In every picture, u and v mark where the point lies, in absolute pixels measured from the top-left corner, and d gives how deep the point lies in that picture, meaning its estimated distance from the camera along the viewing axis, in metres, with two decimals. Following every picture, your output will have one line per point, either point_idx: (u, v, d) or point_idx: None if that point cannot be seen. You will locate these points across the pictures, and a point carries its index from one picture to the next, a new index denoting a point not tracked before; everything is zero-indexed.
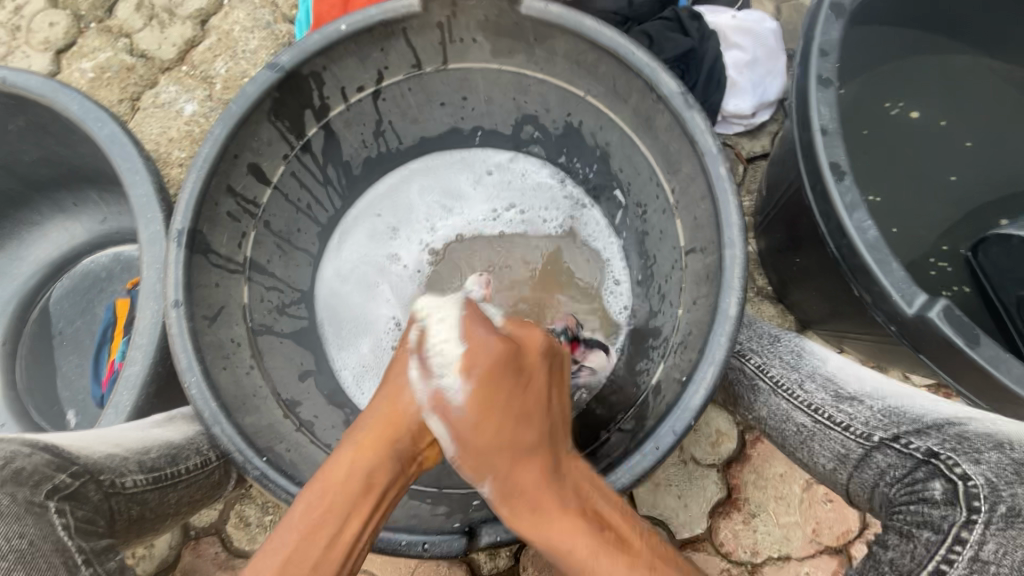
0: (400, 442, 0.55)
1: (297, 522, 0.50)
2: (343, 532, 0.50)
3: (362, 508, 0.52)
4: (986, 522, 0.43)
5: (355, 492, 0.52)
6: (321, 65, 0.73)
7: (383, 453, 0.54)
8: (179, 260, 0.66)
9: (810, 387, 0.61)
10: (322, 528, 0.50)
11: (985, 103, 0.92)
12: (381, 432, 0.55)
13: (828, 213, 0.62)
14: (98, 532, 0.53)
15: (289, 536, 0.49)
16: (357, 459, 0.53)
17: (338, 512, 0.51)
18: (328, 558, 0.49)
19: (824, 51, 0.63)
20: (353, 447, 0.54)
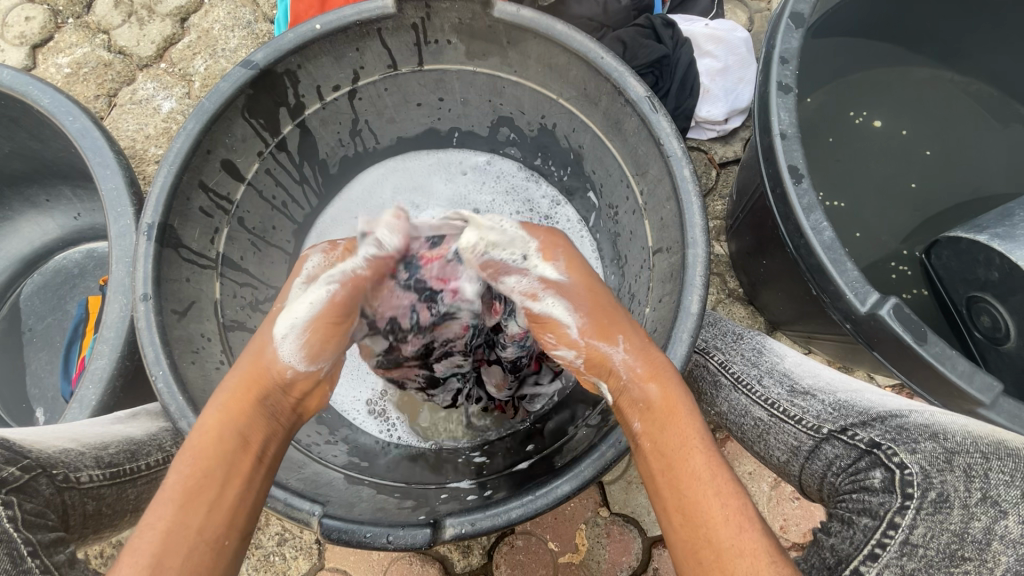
0: (273, 391, 0.53)
1: (171, 495, 0.46)
2: (223, 496, 0.47)
3: (242, 469, 0.48)
4: (917, 507, 0.45)
5: (230, 451, 0.49)
6: (296, 63, 0.73)
7: (257, 404, 0.51)
8: (148, 254, 0.66)
9: (766, 382, 0.63)
10: (202, 491, 0.46)
11: (944, 114, 0.96)
12: (246, 384, 0.52)
13: (787, 215, 0.64)
14: (48, 526, 0.51)
15: (165, 510, 0.45)
16: (225, 419, 0.50)
17: (217, 472, 0.47)
18: (211, 525, 0.45)
19: (784, 59, 0.66)
20: (220, 405, 0.51)
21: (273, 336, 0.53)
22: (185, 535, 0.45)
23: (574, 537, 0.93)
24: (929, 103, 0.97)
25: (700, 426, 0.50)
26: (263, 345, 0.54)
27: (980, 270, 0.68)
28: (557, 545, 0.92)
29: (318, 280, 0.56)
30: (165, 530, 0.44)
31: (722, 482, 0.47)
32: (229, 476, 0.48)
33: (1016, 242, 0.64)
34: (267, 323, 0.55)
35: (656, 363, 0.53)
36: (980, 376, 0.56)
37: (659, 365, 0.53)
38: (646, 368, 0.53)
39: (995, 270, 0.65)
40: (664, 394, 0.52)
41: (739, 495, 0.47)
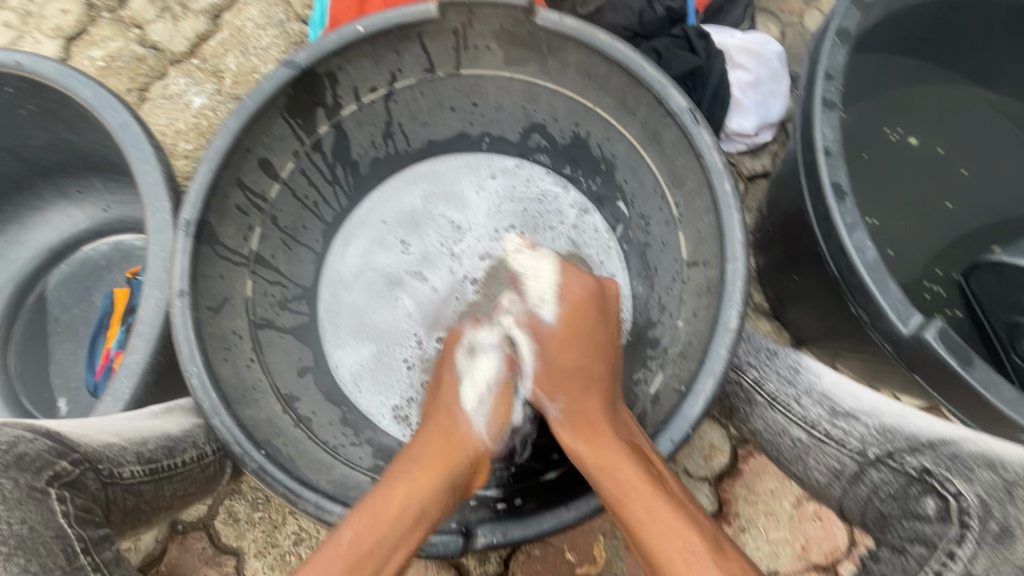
0: (456, 472, 0.57)
1: (342, 550, 0.49)
2: (390, 559, 0.50)
3: (416, 538, 0.51)
4: (976, 538, 0.44)
5: (406, 525, 0.51)
6: (337, 64, 0.74)
7: (441, 487, 0.55)
8: (186, 250, 0.66)
9: (805, 402, 0.61)
10: (372, 555, 0.49)
11: (979, 133, 0.95)
12: (437, 456, 0.57)
13: (829, 232, 0.63)
14: (96, 522, 0.53)
15: (335, 565, 0.47)
16: (412, 491, 0.53)
17: (390, 542, 0.50)
18: None
19: (830, 75, 0.65)
20: (410, 474, 0.55)
21: (464, 410, 0.62)
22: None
23: (592, 548, 0.92)
24: (965, 122, 0.96)
25: (623, 453, 0.55)
26: (453, 415, 0.61)
27: None
28: (574, 556, 0.92)
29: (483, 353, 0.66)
30: None
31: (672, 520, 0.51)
32: (402, 541, 0.51)
33: None
34: (452, 398, 0.63)
35: (585, 414, 0.59)
36: None
37: (589, 416, 0.59)
38: (575, 425, 0.59)
39: None
40: (584, 420, 0.59)
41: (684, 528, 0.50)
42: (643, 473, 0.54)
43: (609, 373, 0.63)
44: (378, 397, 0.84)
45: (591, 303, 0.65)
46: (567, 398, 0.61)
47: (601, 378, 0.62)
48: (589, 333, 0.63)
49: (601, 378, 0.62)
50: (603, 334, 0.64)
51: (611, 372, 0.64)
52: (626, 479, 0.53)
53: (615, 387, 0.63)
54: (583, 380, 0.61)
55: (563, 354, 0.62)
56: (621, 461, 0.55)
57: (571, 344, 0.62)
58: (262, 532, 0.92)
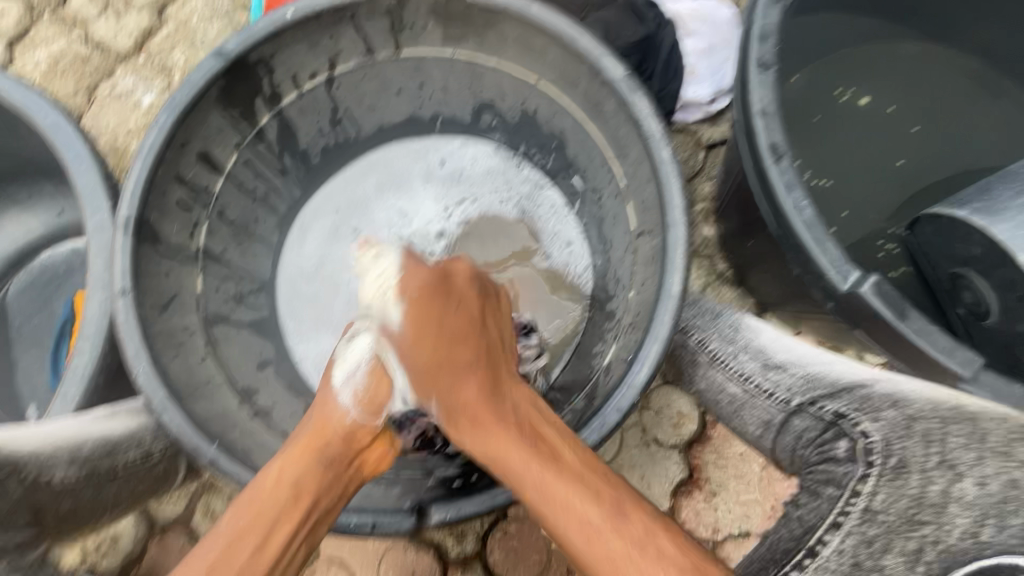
0: (330, 451, 0.56)
1: (228, 526, 0.50)
2: (274, 537, 0.50)
3: (294, 518, 0.51)
4: (878, 474, 0.46)
5: (283, 500, 0.51)
6: (269, 51, 0.72)
7: (319, 462, 0.55)
8: (126, 249, 0.65)
9: (742, 359, 0.65)
10: (248, 532, 0.49)
11: (932, 88, 0.95)
12: (305, 440, 0.56)
13: (768, 194, 0.63)
14: (13, 525, 0.55)
15: (213, 546, 0.48)
16: (287, 465, 0.54)
17: (266, 518, 0.50)
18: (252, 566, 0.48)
19: (764, 35, 0.64)
20: (286, 452, 0.55)
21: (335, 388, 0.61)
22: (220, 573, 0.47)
23: None
24: (916, 80, 0.95)
25: (514, 448, 0.52)
26: (326, 398, 0.60)
27: (961, 246, 0.67)
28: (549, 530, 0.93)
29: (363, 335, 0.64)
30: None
31: (559, 493, 0.49)
32: (283, 517, 0.50)
33: (996, 216, 0.63)
34: (326, 386, 0.62)
35: (457, 404, 0.55)
36: (962, 351, 0.56)
37: (461, 406, 0.55)
38: (452, 413, 0.56)
39: (976, 245, 0.64)
40: (470, 433, 0.54)
41: (580, 494, 0.49)
42: (524, 454, 0.51)
43: (481, 353, 0.57)
44: None
45: (433, 292, 0.60)
46: (466, 420, 0.55)
47: (474, 360, 0.57)
48: (446, 319, 0.59)
49: (468, 359, 0.57)
50: (470, 307, 0.60)
51: (484, 343, 0.59)
52: (524, 465, 0.51)
53: (495, 355, 0.59)
54: (451, 373, 0.56)
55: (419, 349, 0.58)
56: (511, 448, 0.52)
57: (426, 338, 0.58)
58: None
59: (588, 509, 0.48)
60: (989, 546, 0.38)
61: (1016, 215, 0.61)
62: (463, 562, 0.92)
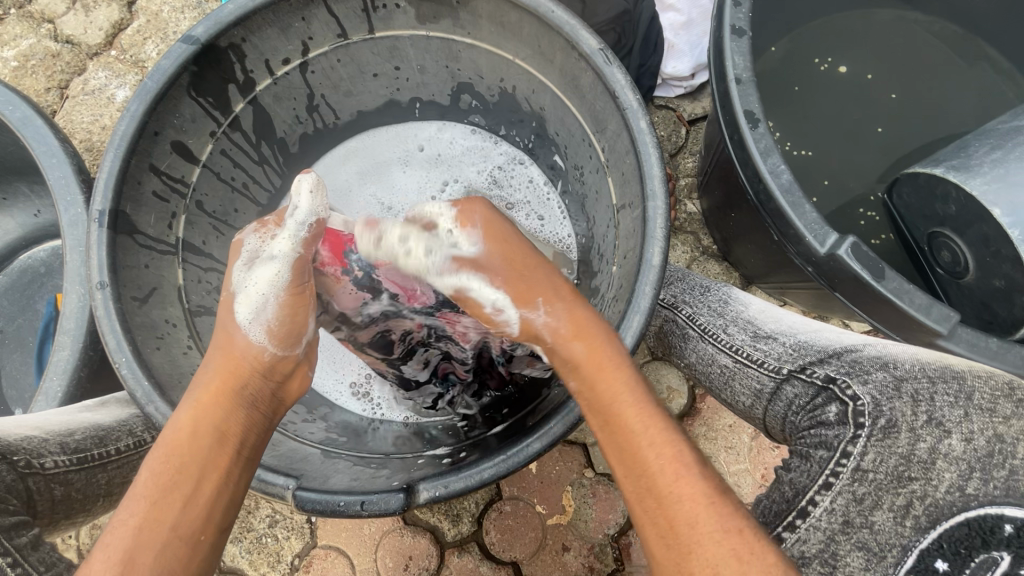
0: (247, 385, 0.54)
1: (144, 488, 0.48)
2: (202, 486, 0.48)
3: (219, 463, 0.50)
4: (867, 434, 0.46)
5: (203, 448, 0.50)
6: (240, 36, 0.71)
7: (237, 403, 0.53)
8: (102, 241, 0.65)
9: (732, 330, 0.64)
10: (175, 484, 0.48)
11: (909, 54, 0.95)
12: (218, 377, 0.54)
13: (746, 161, 0.63)
14: (10, 510, 0.52)
15: (137, 506, 0.47)
16: (200, 413, 0.52)
17: (190, 468, 0.49)
18: (188, 515, 0.47)
19: (737, 1, 0.64)
20: (197, 398, 0.53)
21: (237, 324, 0.57)
22: (152, 535, 0.46)
23: (561, 499, 0.94)
24: (893, 44, 0.95)
25: (629, 382, 0.50)
26: (229, 335, 0.56)
27: (939, 205, 0.67)
28: (544, 508, 0.94)
29: (263, 260, 0.59)
30: (135, 527, 0.46)
31: (655, 433, 0.47)
32: (208, 465, 0.49)
33: (971, 173, 0.63)
34: (226, 317, 0.57)
35: (580, 324, 0.54)
36: (938, 308, 0.57)
37: (584, 327, 0.53)
38: (570, 329, 0.54)
39: (952, 204, 0.65)
40: (590, 351, 0.52)
41: (675, 440, 0.47)
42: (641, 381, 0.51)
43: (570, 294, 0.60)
44: (334, 375, 0.85)
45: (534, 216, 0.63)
46: (586, 339, 0.53)
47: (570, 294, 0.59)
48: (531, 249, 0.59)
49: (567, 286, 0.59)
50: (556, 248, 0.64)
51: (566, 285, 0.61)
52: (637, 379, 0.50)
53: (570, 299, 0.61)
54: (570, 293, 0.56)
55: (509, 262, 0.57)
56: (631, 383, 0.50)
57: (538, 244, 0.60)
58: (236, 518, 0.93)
59: (682, 453, 0.46)
60: (974, 498, 0.41)
61: (991, 171, 0.62)
62: (460, 543, 0.93)
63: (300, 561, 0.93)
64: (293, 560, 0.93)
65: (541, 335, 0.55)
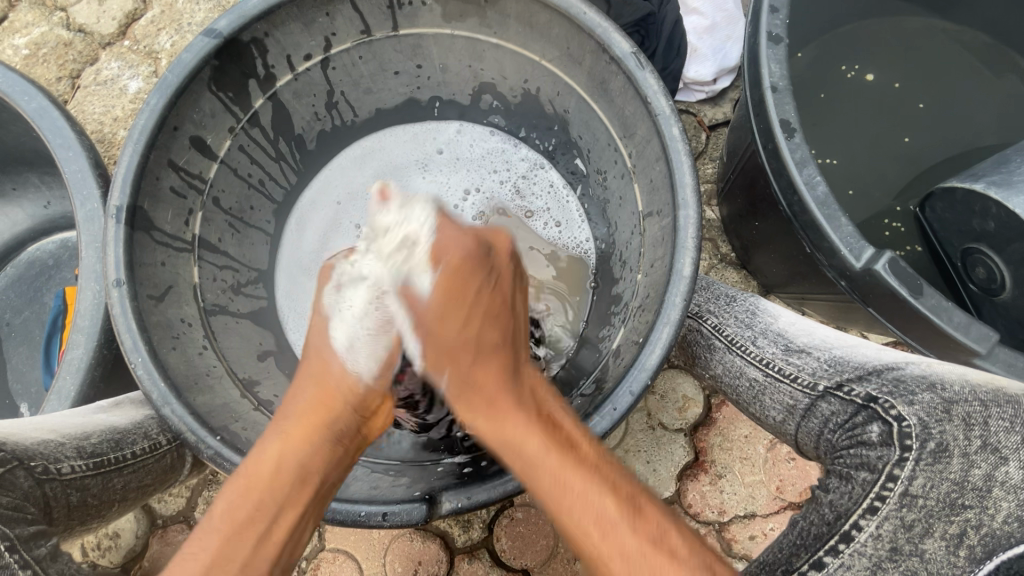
0: (337, 420, 0.55)
1: (220, 523, 0.48)
2: (276, 527, 0.49)
3: (296, 502, 0.50)
4: (916, 459, 0.45)
5: (285, 486, 0.50)
6: (263, 30, 0.70)
7: (321, 440, 0.53)
8: (119, 238, 0.63)
9: (761, 343, 0.63)
10: (252, 524, 0.48)
11: (937, 64, 0.93)
12: (312, 408, 0.55)
13: (780, 171, 0.62)
14: (27, 519, 0.51)
15: (210, 540, 0.47)
16: (289, 450, 0.52)
17: (269, 507, 0.49)
18: (259, 557, 0.47)
19: (774, 7, 0.63)
20: (284, 429, 0.53)
21: (337, 351, 0.57)
22: (222, 571, 0.46)
23: None
24: (923, 53, 0.94)
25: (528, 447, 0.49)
26: (329, 357, 0.57)
27: (975, 221, 0.66)
28: None
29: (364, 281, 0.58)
30: (208, 563, 0.46)
31: (577, 498, 0.45)
32: (287, 503, 0.50)
33: (1012, 189, 0.62)
34: (322, 341, 0.58)
35: (484, 392, 0.53)
36: (976, 327, 0.56)
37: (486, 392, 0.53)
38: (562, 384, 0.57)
39: (990, 220, 0.64)
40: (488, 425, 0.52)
41: (599, 506, 0.44)
42: None
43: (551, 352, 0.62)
44: None
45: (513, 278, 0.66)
46: (456, 372, 0.54)
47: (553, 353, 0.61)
48: (478, 294, 0.55)
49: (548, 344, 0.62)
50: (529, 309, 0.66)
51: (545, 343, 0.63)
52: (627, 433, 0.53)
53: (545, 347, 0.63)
54: (495, 342, 0.55)
55: (441, 322, 0.55)
56: (526, 434, 0.49)
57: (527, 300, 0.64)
58: None
59: (606, 518, 0.44)
60: None
61: None
62: (470, 550, 0.92)
63: (308, 563, 0.92)
64: (301, 563, 0.92)
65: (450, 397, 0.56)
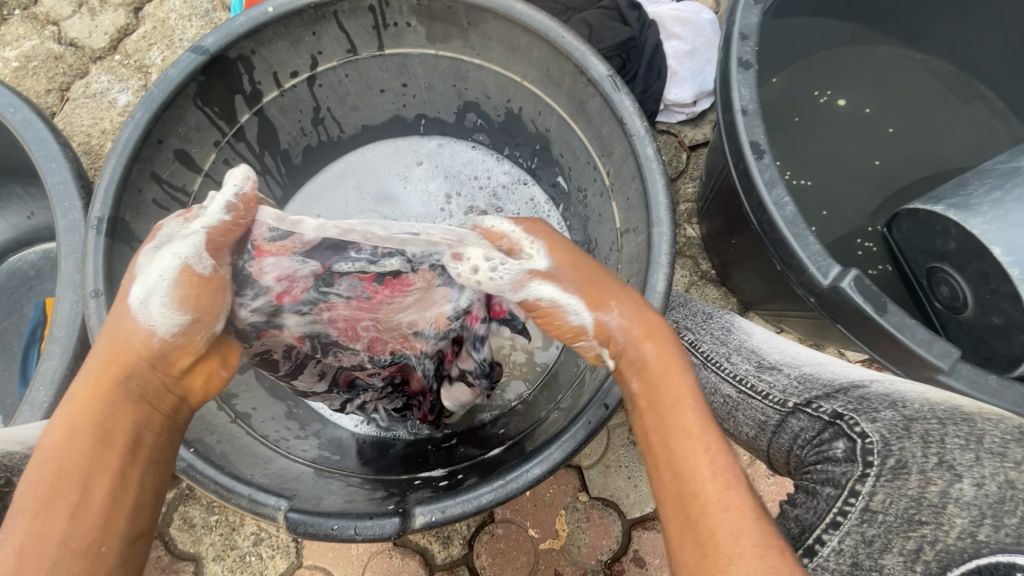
0: (138, 376, 0.47)
1: (27, 500, 0.42)
2: (88, 496, 0.43)
3: (108, 466, 0.44)
4: (877, 474, 0.47)
5: (85, 448, 0.44)
6: (250, 48, 0.71)
7: (123, 395, 0.46)
8: (99, 249, 0.63)
9: (735, 359, 0.65)
10: (56, 496, 0.42)
11: (905, 92, 0.97)
12: (102, 364, 0.47)
13: (751, 191, 0.64)
14: None
15: (17, 523, 0.41)
16: (82, 414, 0.45)
17: (76, 474, 0.43)
18: (77, 526, 0.42)
19: (744, 35, 0.65)
20: (73, 397, 0.46)
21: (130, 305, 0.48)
22: (36, 558, 0.40)
23: (554, 523, 0.92)
24: (890, 80, 0.97)
25: (695, 386, 0.47)
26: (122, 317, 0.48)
27: (938, 241, 0.68)
28: (537, 532, 0.92)
29: (174, 238, 0.50)
30: (17, 543, 0.41)
31: (711, 440, 0.44)
32: (95, 469, 0.43)
33: (972, 211, 0.64)
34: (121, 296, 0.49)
35: (653, 325, 0.51)
36: (939, 343, 0.57)
37: (657, 328, 0.51)
38: (642, 330, 0.51)
39: (952, 239, 0.66)
40: (661, 353, 0.50)
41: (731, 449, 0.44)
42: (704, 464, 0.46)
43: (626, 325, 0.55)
44: None
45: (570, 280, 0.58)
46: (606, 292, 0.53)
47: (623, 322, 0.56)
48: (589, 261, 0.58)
49: None
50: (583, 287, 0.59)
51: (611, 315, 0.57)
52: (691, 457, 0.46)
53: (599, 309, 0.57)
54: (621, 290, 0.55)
55: (583, 265, 0.54)
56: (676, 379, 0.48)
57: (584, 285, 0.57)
58: (220, 536, 0.91)
59: (733, 464, 0.43)
60: (985, 546, 0.39)
61: (990, 211, 0.63)
62: (450, 567, 0.91)
63: None
64: None
65: (610, 336, 0.52)
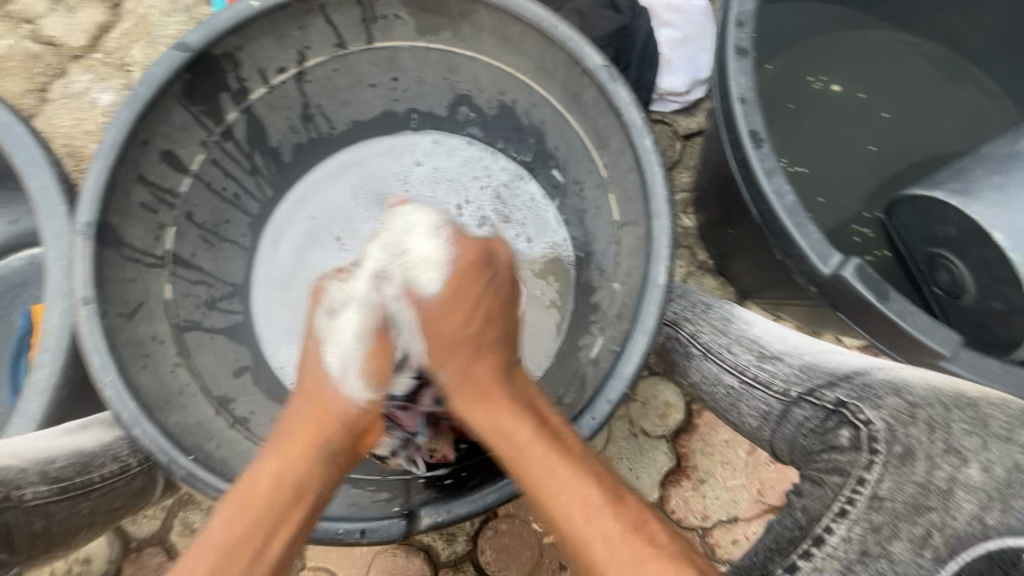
0: (329, 444, 0.56)
1: (216, 537, 0.49)
2: (271, 543, 0.50)
3: (286, 524, 0.51)
4: (884, 462, 0.47)
5: (284, 502, 0.51)
6: (235, 45, 0.69)
7: (315, 459, 0.55)
8: (86, 255, 0.62)
9: (737, 350, 0.65)
10: (244, 543, 0.49)
11: (899, 77, 0.97)
12: (307, 431, 0.56)
13: (750, 180, 0.63)
14: None
15: (205, 558, 0.48)
16: (285, 468, 0.53)
17: (267, 524, 0.50)
18: (256, 567, 0.49)
19: (740, 22, 0.64)
20: (281, 450, 0.55)
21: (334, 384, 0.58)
22: None
23: None
24: (884, 64, 0.97)
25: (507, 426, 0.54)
26: (322, 389, 0.59)
27: (937, 227, 0.68)
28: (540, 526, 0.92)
29: (346, 313, 0.61)
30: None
31: (558, 473, 0.51)
32: (285, 517, 0.51)
33: (971, 197, 0.64)
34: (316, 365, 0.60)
35: (468, 378, 0.58)
36: (940, 330, 0.57)
37: (477, 383, 0.58)
38: (466, 389, 0.58)
39: (951, 225, 0.66)
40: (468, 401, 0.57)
41: (584, 483, 0.51)
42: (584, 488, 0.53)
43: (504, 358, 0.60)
44: None
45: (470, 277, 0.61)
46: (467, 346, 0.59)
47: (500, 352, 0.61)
48: (482, 294, 0.60)
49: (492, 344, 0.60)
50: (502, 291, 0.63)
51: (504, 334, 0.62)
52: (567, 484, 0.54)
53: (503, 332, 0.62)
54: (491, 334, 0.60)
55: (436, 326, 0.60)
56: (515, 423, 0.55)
57: (452, 310, 0.59)
58: None
59: (591, 495, 0.50)
60: (994, 528, 0.42)
61: (989, 196, 0.63)
62: (454, 563, 0.90)
63: None
64: None
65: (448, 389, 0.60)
